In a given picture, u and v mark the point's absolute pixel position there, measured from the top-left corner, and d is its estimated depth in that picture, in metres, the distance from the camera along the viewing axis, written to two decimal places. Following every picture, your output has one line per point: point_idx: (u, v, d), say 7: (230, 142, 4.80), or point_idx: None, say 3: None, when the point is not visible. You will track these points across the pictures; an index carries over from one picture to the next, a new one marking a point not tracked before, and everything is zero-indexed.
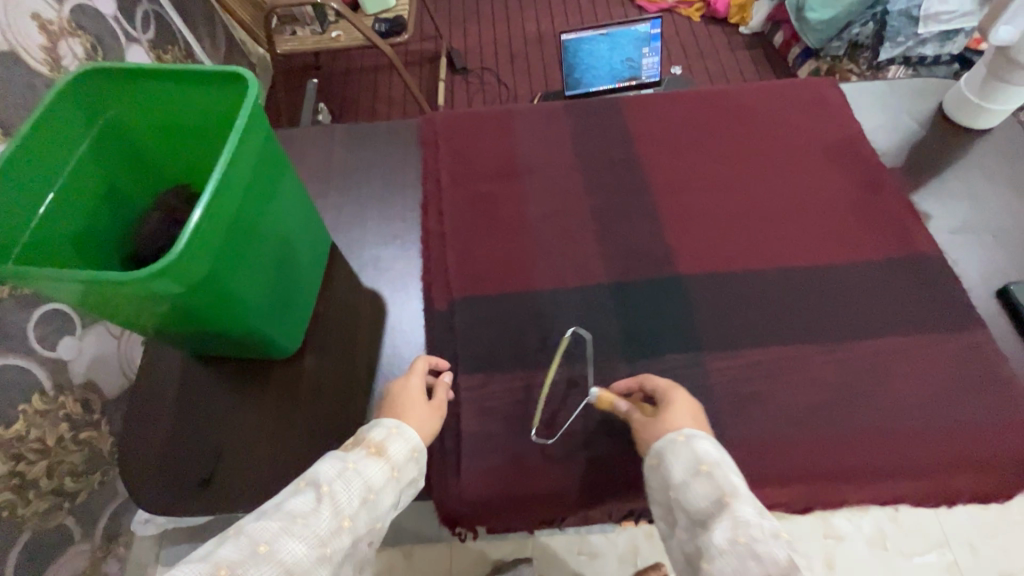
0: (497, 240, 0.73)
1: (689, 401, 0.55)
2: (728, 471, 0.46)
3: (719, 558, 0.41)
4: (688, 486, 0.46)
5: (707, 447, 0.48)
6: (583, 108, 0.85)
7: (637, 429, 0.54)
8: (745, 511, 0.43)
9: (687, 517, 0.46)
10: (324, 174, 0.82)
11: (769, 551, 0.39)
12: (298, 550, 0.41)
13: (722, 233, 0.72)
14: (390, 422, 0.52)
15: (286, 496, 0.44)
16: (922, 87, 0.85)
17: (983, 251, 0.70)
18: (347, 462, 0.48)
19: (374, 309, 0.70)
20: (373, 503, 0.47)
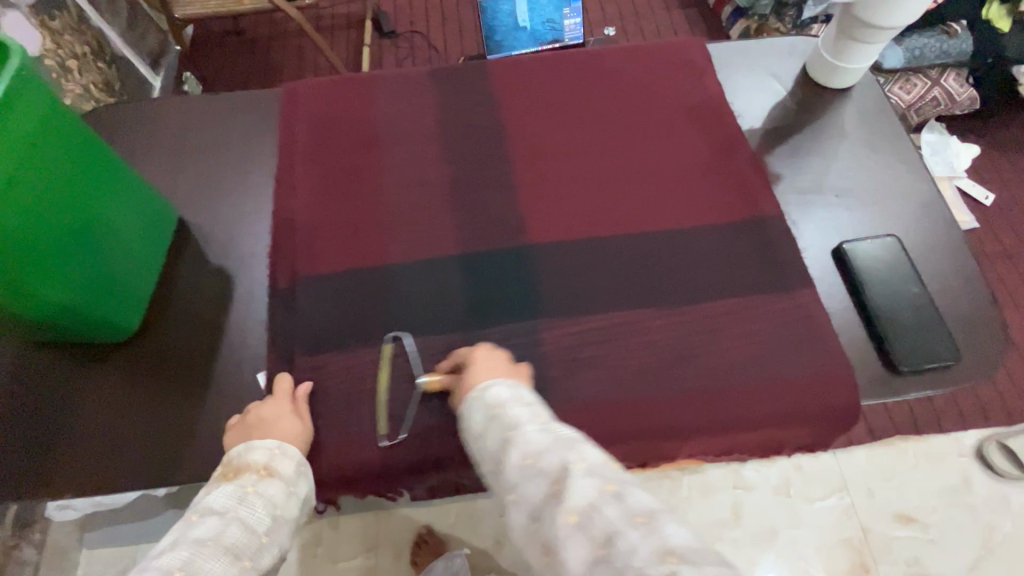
0: (348, 214, 0.71)
1: (494, 353, 0.59)
2: (535, 413, 0.50)
3: (514, 485, 0.44)
4: (485, 430, 0.50)
5: (498, 392, 0.52)
6: (448, 71, 0.82)
7: (455, 394, 0.57)
8: (527, 436, 0.47)
9: (490, 456, 0.49)
10: (175, 148, 0.78)
11: (549, 464, 0.43)
12: (220, 567, 0.43)
13: (576, 199, 0.71)
14: (272, 445, 0.54)
15: (190, 528, 0.45)
16: (790, 47, 0.84)
17: (824, 212, 0.72)
18: (245, 487, 0.50)
19: (220, 289, 0.69)
20: (277, 518, 0.50)
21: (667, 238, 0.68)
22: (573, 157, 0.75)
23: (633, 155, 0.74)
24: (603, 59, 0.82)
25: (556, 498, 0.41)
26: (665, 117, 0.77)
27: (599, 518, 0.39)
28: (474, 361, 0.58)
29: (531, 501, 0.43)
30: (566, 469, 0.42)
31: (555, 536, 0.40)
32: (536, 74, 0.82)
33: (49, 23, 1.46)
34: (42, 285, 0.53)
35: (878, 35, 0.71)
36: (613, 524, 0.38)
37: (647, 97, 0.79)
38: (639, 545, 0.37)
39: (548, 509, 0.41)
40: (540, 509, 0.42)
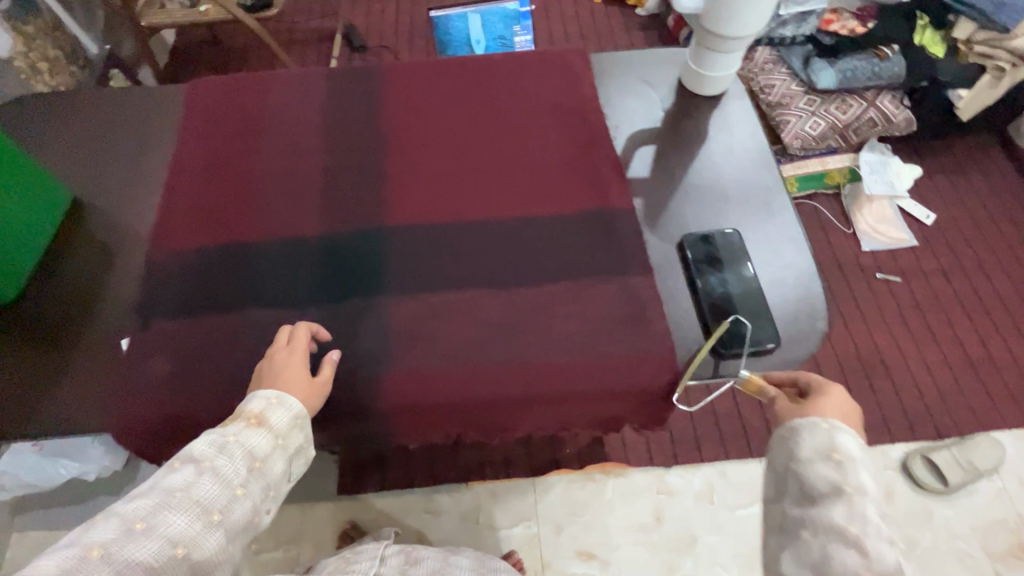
0: (223, 192, 0.76)
1: (846, 396, 0.56)
2: (859, 467, 0.49)
3: (829, 550, 0.46)
4: (812, 462, 0.50)
5: (850, 441, 0.51)
6: (341, 71, 0.87)
7: (779, 408, 0.57)
8: (867, 506, 0.47)
9: (799, 489, 0.51)
10: (82, 134, 0.84)
11: (876, 551, 0.45)
12: (182, 523, 0.46)
13: (439, 186, 0.75)
14: (270, 394, 0.56)
15: (165, 474, 0.48)
16: (668, 58, 0.89)
17: (674, 209, 0.76)
18: (227, 436, 0.52)
19: (100, 260, 0.74)
20: (256, 471, 0.52)
21: (516, 224, 0.72)
22: (443, 149, 0.79)
23: (500, 149, 0.79)
24: (489, 63, 0.88)
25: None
26: (537, 115, 0.81)
27: None
28: (828, 394, 0.56)
29: (823, 561, 0.46)
30: (872, 559, 0.45)
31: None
32: (424, 74, 0.87)
33: (22, 28, 1.56)
34: None
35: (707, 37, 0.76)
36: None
37: (523, 95, 0.83)
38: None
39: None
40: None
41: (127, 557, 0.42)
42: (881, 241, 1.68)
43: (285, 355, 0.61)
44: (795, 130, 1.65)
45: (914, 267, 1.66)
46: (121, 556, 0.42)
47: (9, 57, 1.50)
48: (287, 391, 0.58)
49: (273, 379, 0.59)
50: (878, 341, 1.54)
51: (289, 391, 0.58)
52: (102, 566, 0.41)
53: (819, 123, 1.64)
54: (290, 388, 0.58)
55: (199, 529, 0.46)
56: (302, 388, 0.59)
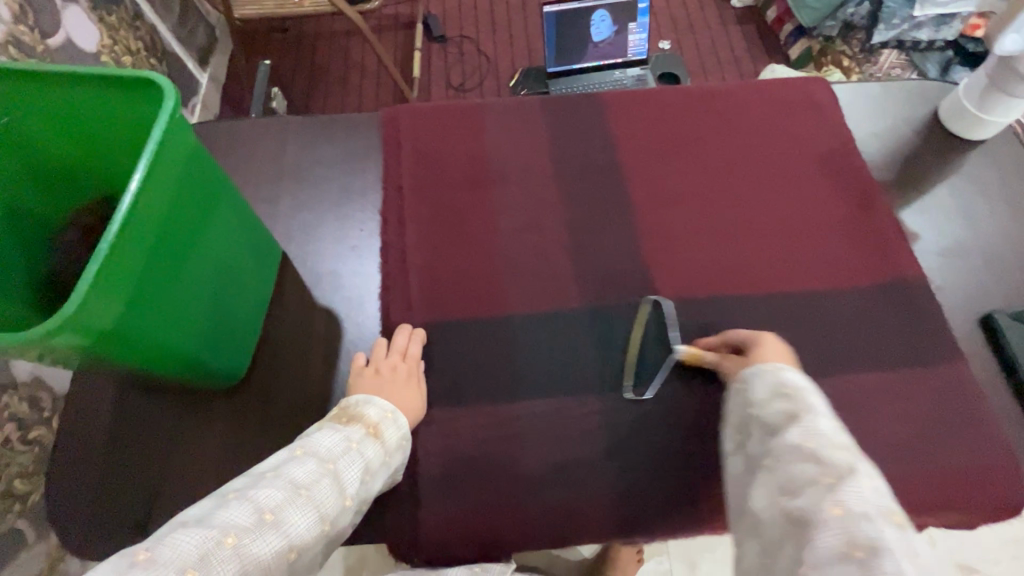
0: (462, 255, 0.68)
1: (780, 346, 0.55)
2: (813, 395, 0.47)
3: (789, 467, 0.41)
4: (765, 402, 0.48)
5: (795, 375, 0.49)
6: (559, 104, 0.78)
7: (724, 372, 0.57)
8: (822, 424, 0.43)
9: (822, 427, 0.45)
10: (274, 172, 0.74)
11: (836, 459, 0.40)
12: (303, 524, 0.43)
13: (706, 251, 0.67)
14: (387, 408, 0.55)
15: (292, 464, 0.46)
16: (919, 92, 0.80)
17: (969, 276, 0.67)
18: (351, 441, 0.50)
19: (328, 329, 0.66)
20: (365, 486, 0.50)
21: (803, 299, 0.64)
22: (697, 204, 0.70)
23: (762, 204, 0.70)
24: (723, 97, 0.78)
25: (830, 490, 0.38)
26: (793, 164, 0.73)
27: (867, 526, 0.34)
28: (759, 343, 0.55)
29: (788, 478, 0.41)
30: (853, 470, 0.38)
31: (817, 519, 0.36)
32: (653, 112, 0.77)
33: (107, 18, 1.43)
34: (170, 336, 0.51)
35: (1010, 75, 0.66)
36: (881, 535, 0.34)
37: (773, 140, 0.74)
38: None
39: (813, 494, 0.38)
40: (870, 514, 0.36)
41: (257, 555, 0.39)
42: None
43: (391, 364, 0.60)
44: None
45: None
46: (253, 551, 0.39)
47: (97, 51, 1.38)
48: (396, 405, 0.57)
49: (389, 389, 0.58)
50: None
51: (403, 410, 0.57)
52: (232, 560, 0.38)
53: None
54: (399, 399, 0.57)
55: (314, 536, 0.43)
56: (407, 405, 0.58)
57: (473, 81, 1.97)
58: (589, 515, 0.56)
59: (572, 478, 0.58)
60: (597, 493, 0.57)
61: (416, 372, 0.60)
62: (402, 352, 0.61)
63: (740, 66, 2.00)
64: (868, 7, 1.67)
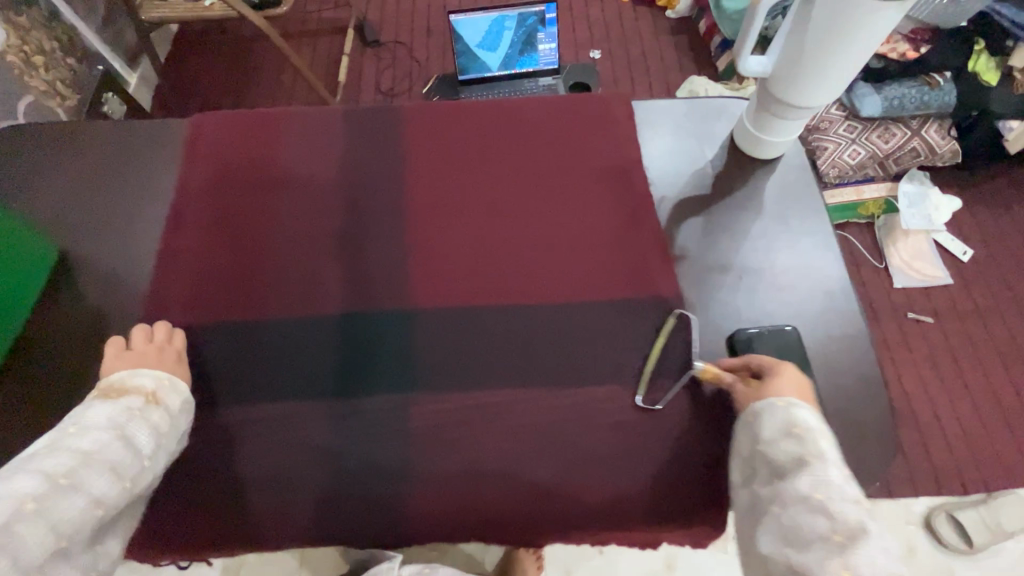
0: (233, 261, 0.70)
1: (796, 373, 0.56)
2: (819, 437, 0.49)
3: (797, 519, 0.45)
4: (775, 441, 0.50)
5: (808, 415, 0.51)
6: (361, 115, 0.79)
7: (742, 396, 0.56)
8: (830, 471, 0.46)
9: (767, 469, 0.50)
10: (73, 176, 0.77)
11: (845, 515, 0.43)
12: (102, 485, 0.47)
13: (468, 263, 0.69)
14: (161, 374, 0.58)
15: (71, 438, 0.49)
16: (719, 110, 0.80)
17: (727, 294, 0.68)
18: (132, 409, 0.54)
19: (91, 329, 0.67)
20: (162, 446, 0.54)
21: (554, 313, 0.65)
22: (473, 219, 0.72)
23: (532, 219, 0.72)
24: (524, 111, 0.79)
25: (837, 550, 0.41)
26: (574, 180, 0.74)
27: None
28: (779, 372, 0.56)
29: (795, 531, 0.44)
30: (863, 526, 0.42)
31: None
32: (451, 125, 0.79)
33: (17, 18, 1.46)
34: None
35: (764, 99, 0.67)
36: None
37: (559, 155, 0.76)
38: None
39: (820, 553, 0.42)
40: (805, 546, 0.43)
41: (61, 514, 0.44)
42: (914, 279, 1.56)
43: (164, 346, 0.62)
44: (834, 158, 1.55)
45: (946, 309, 1.54)
46: (57, 512, 0.43)
47: (1, 51, 1.42)
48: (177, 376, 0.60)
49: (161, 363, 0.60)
50: (917, 391, 1.44)
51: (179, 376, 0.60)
52: (37, 520, 0.42)
53: (859, 152, 1.55)
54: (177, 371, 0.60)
55: (116, 493, 0.48)
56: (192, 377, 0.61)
57: (402, 86, 1.99)
58: (297, 520, 0.58)
59: (286, 487, 0.59)
60: (306, 498, 0.59)
61: (183, 356, 0.63)
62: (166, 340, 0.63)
63: (668, 76, 2.01)
64: None
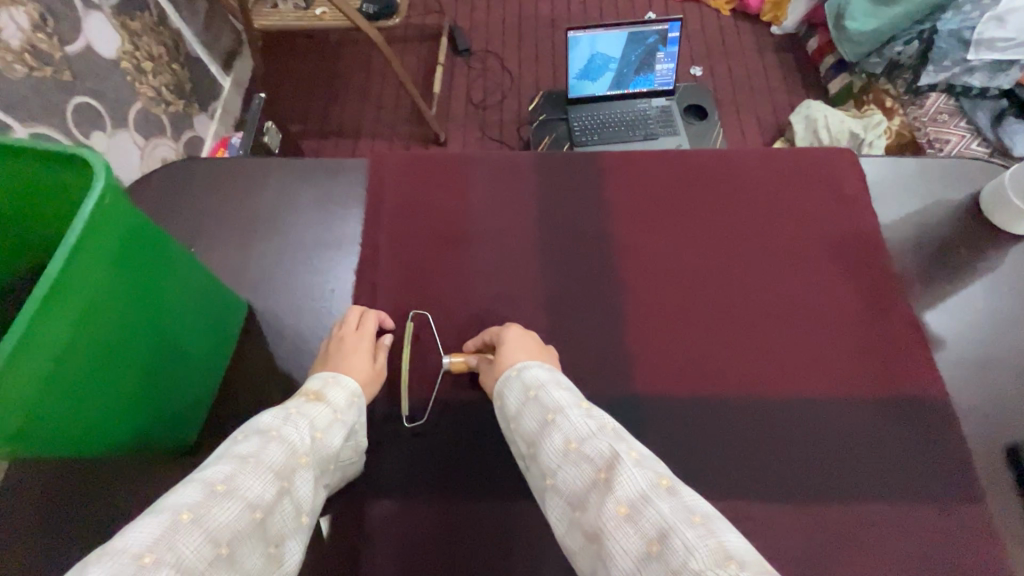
0: (437, 326, 0.64)
1: (523, 335, 0.59)
2: (552, 391, 0.50)
3: (563, 473, 0.44)
4: (521, 410, 0.51)
5: (538, 373, 0.53)
6: (555, 164, 0.73)
7: (486, 375, 0.58)
8: (572, 418, 0.47)
9: (526, 445, 0.49)
10: (252, 219, 0.72)
11: (598, 450, 0.43)
12: (259, 486, 0.41)
13: (696, 344, 0.62)
14: (326, 373, 0.55)
15: (233, 445, 0.44)
16: (957, 171, 0.72)
17: (998, 395, 0.59)
18: (289, 408, 0.49)
19: (285, 396, 0.62)
20: (319, 442, 0.48)
21: (802, 409, 0.58)
22: (692, 290, 0.65)
23: (761, 294, 0.64)
24: (735, 166, 0.72)
25: (603, 488, 0.41)
26: (804, 250, 0.66)
27: (649, 510, 0.37)
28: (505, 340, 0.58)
29: (573, 492, 0.43)
30: (620, 455, 0.42)
31: (607, 526, 0.39)
32: (656, 180, 0.72)
33: (130, 23, 1.44)
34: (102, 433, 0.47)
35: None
36: (662, 515, 0.37)
37: (783, 220, 0.68)
38: (735, 539, 0.36)
39: (595, 498, 0.41)
40: (585, 500, 0.41)
41: (219, 520, 0.37)
42: None
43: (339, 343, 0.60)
44: None
45: None
46: (212, 519, 0.37)
47: (116, 57, 1.39)
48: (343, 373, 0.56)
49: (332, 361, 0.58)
50: None
51: (346, 372, 0.56)
52: (193, 531, 0.36)
53: None
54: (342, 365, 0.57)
55: (275, 493, 0.42)
56: (356, 370, 0.57)
57: (494, 98, 1.93)
58: None
59: None
60: None
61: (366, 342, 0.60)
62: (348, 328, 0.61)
63: (774, 97, 1.91)
64: (918, 46, 1.56)
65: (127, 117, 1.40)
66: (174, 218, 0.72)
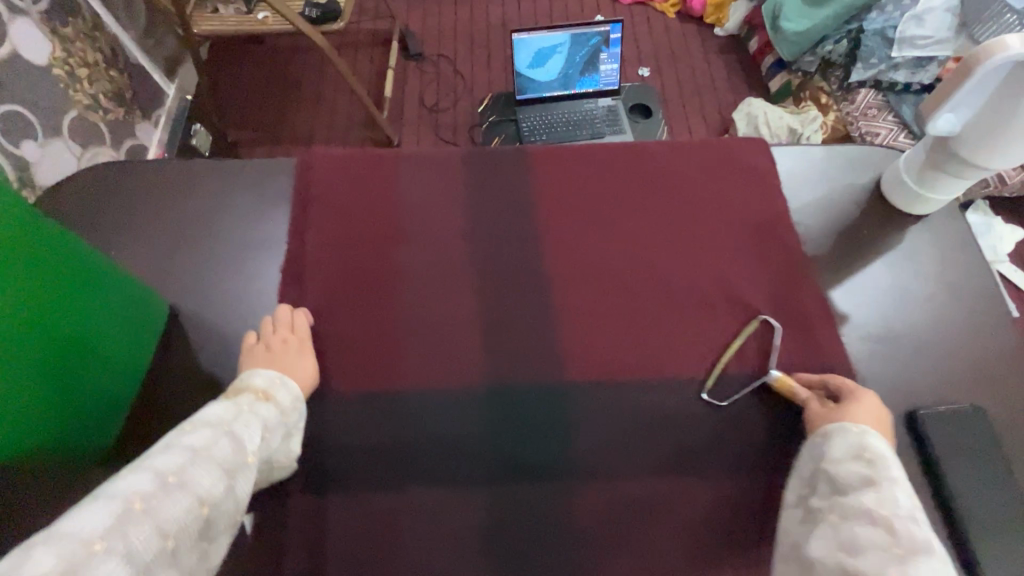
0: (364, 323, 0.64)
1: (875, 404, 0.55)
2: (888, 463, 0.47)
3: (852, 533, 0.43)
4: (841, 463, 0.49)
5: (877, 441, 0.49)
6: (483, 160, 0.75)
7: (812, 419, 0.56)
8: (891, 493, 0.44)
9: (828, 487, 0.49)
10: (176, 222, 0.71)
11: (909, 533, 0.41)
12: (210, 481, 0.40)
13: (617, 331, 0.64)
14: (272, 372, 0.55)
15: (183, 434, 0.43)
16: (862, 158, 0.76)
17: (899, 367, 0.63)
18: (240, 405, 0.49)
19: (208, 398, 0.61)
20: (263, 442, 0.48)
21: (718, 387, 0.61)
22: (616, 278, 0.67)
23: (680, 282, 0.66)
24: (658, 157, 0.75)
25: (899, 563, 0.39)
26: (720, 235, 0.69)
27: None
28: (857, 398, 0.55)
29: (852, 541, 0.42)
30: (933, 554, 0.39)
31: None
32: (580, 173, 0.73)
33: (62, 30, 1.40)
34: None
35: (946, 155, 0.62)
36: None
37: (700, 208, 0.71)
38: None
39: (883, 566, 0.39)
40: (863, 558, 0.41)
41: (168, 513, 0.37)
42: None
43: (277, 341, 0.59)
44: None
45: None
46: (163, 510, 0.36)
47: (47, 64, 1.35)
48: (288, 375, 0.57)
49: (273, 364, 0.58)
50: None
51: (290, 376, 0.57)
52: (145, 519, 0.35)
53: None
54: (289, 370, 0.57)
55: (225, 489, 0.41)
56: (301, 372, 0.58)
57: (448, 102, 1.94)
58: None
59: None
60: None
61: (307, 342, 0.61)
62: (287, 327, 0.61)
63: (719, 96, 1.97)
64: (846, 45, 1.66)
65: (60, 125, 1.36)
66: (94, 224, 0.71)
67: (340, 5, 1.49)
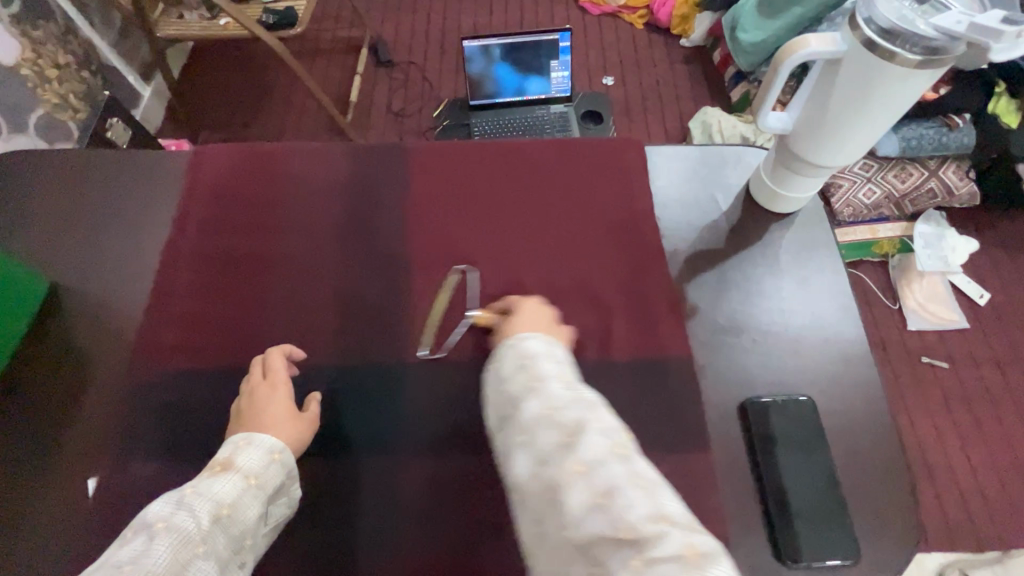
0: (231, 304, 0.68)
1: (539, 310, 0.60)
2: (547, 361, 0.50)
3: (534, 437, 0.44)
4: (509, 374, 0.51)
5: (535, 343, 0.53)
6: (367, 155, 0.78)
7: (500, 332, 0.60)
8: (551, 389, 0.47)
9: (507, 400, 0.50)
10: (71, 207, 0.75)
11: (568, 419, 0.44)
12: None
13: (469, 317, 0.67)
14: (237, 437, 0.54)
15: (118, 548, 0.44)
16: (733, 160, 0.78)
17: (738, 358, 0.65)
18: (187, 491, 0.49)
19: (76, 370, 0.65)
20: (222, 522, 0.48)
21: None
22: (476, 267, 0.70)
23: (537, 272, 0.69)
24: (533, 155, 0.78)
25: (568, 449, 0.42)
26: (581, 229, 0.72)
27: (609, 479, 0.39)
28: (522, 311, 0.60)
29: (540, 449, 0.43)
30: (594, 427, 0.43)
31: (565, 483, 0.40)
32: (457, 168, 0.77)
33: (32, 32, 1.47)
34: None
35: (788, 156, 0.64)
36: (617, 482, 0.39)
37: (566, 203, 0.74)
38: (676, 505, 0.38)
39: (564, 457, 0.42)
40: (550, 459, 0.42)
41: None
42: (929, 322, 1.56)
43: (265, 389, 0.59)
44: (847, 197, 1.53)
45: (961, 354, 1.54)
46: None
47: (15, 64, 1.41)
48: (262, 431, 0.56)
49: (256, 419, 0.57)
50: (919, 438, 1.44)
51: (263, 432, 0.56)
52: None
53: (873, 192, 1.53)
54: (268, 430, 0.56)
55: None
56: (276, 425, 0.57)
57: (414, 107, 1.99)
58: None
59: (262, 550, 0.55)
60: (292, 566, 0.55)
61: (285, 386, 0.60)
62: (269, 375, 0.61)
63: (680, 105, 2.00)
64: None
65: (26, 123, 1.41)
66: None
67: (298, 12, 1.56)
